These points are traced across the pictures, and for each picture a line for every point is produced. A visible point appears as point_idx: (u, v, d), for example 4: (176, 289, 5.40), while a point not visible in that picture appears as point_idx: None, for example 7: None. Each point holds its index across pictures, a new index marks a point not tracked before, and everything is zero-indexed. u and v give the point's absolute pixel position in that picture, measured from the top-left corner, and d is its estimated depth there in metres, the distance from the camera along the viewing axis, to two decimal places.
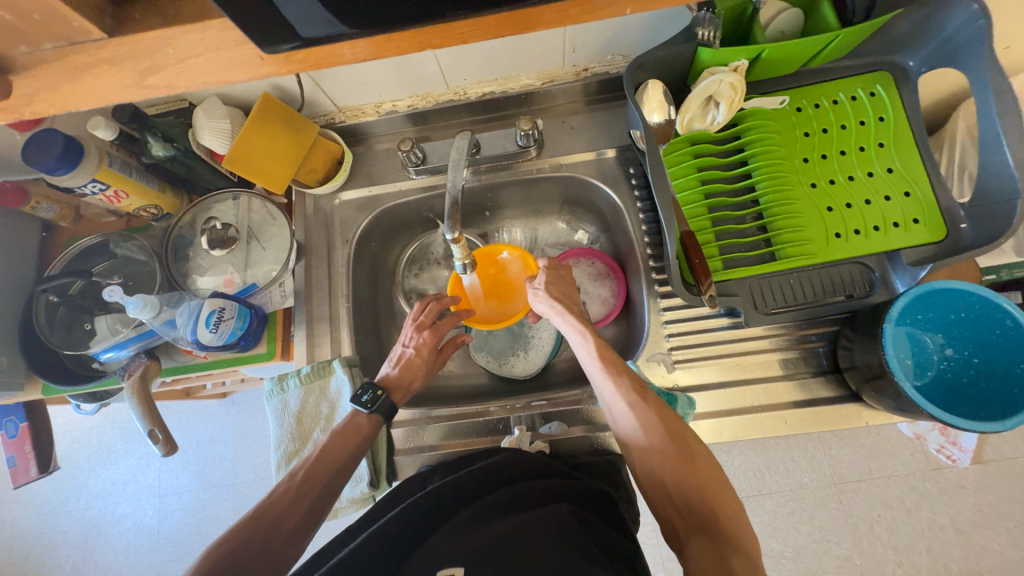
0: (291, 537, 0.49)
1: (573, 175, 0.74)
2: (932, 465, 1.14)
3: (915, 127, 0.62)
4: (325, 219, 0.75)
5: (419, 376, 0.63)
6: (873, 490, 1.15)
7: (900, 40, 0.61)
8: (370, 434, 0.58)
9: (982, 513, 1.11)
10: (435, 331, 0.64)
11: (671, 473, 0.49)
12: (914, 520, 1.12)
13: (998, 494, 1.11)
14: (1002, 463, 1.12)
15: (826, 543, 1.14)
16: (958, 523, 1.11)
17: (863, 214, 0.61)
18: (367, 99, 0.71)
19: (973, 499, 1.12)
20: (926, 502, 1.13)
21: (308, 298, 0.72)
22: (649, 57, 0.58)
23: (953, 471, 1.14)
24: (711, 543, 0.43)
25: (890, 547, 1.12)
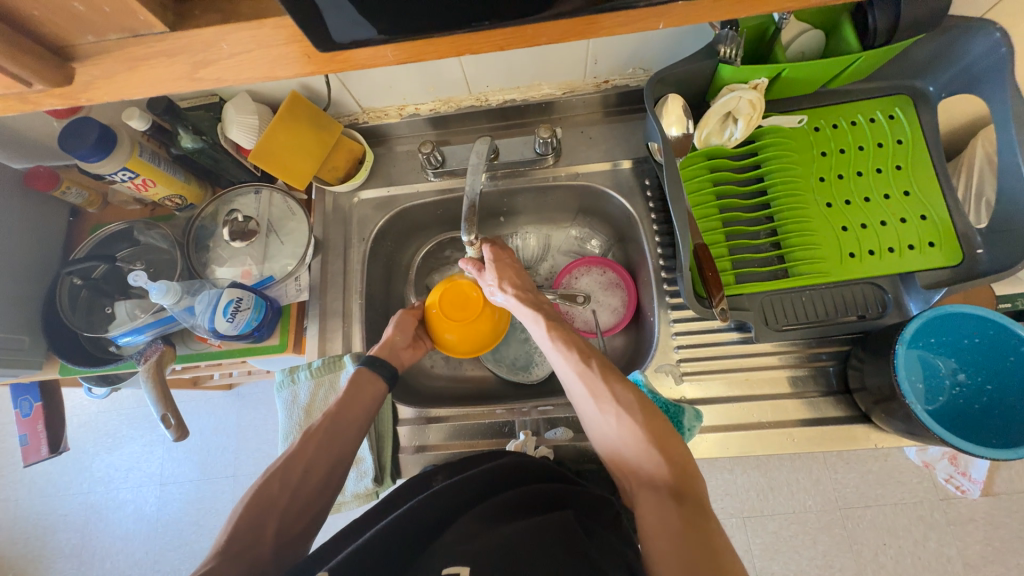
0: (315, 490, 0.53)
1: (589, 184, 0.75)
2: (941, 494, 1.12)
3: (934, 152, 0.62)
4: (343, 217, 0.76)
5: (401, 336, 0.66)
6: (879, 517, 1.13)
7: (923, 66, 0.61)
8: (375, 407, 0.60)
9: (992, 548, 1.09)
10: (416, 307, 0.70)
11: (633, 450, 0.50)
12: (921, 551, 1.10)
13: (1009, 528, 1.09)
14: (1014, 497, 1.10)
15: (829, 569, 1.12)
16: (966, 556, 1.09)
17: (879, 235, 0.61)
18: (390, 101, 0.73)
19: (982, 532, 1.10)
20: (933, 533, 1.11)
21: (322, 293, 0.73)
22: (670, 72, 0.59)
23: (962, 502, 1.11)
24: (658, 502, 0.46)
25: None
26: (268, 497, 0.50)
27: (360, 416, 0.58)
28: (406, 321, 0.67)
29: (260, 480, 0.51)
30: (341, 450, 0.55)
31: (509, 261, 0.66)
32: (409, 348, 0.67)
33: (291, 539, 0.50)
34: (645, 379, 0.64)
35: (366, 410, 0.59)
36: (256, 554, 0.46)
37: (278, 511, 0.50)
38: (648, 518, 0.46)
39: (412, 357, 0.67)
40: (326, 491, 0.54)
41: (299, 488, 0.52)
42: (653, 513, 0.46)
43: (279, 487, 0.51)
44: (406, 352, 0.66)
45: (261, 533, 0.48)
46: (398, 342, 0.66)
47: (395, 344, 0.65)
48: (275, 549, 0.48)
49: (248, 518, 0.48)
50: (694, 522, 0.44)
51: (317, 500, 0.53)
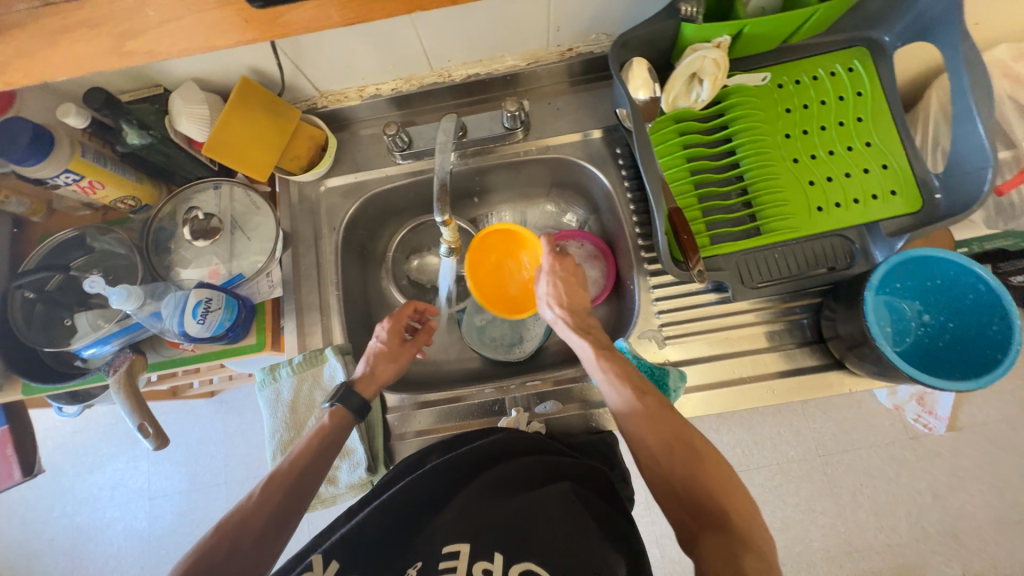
0: (267, 530, 0.50)
1: (560, 156, 0.74)
2: (910, 433, 1.19)
3: (891, 102, 0.64)
4: (311, 207, 0.73)
5: (384, 361, 0.64)
6: (856, 460, 1.20)
7: (878, 15, 0.62)
8: (339, 438, 0.58)
9: (957, 478, 1.17)
10: (395, 318, 0.67)
11: (688, 486, 0.50)
12: (894, 487, 1.17)
13: (971, 458, 1.17)
14: (974, 429, 1.18)
15: (812, 512, 1.19)
16: (934, 488, 1.17)
17: (844, 187, 0.62)
18: (349, 83, 0.70)
19: (947, 464, 1.17)
20: (904, 469, 1.18)
21: (296, 287, 0.70)
22: (633, 35, 0.58)
23: (929, 439, 1.19)
24: (721, 542, 0.46)
25: (872, 513, 1.17)
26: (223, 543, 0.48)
27: (321, 452, 0.56)
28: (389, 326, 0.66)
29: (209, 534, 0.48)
30: (300, 487, 0.53)
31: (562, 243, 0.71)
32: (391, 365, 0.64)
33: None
34: (629, 346, 0.65)
35: (341, 426, 0.58)
36: (237, 563, 0.47)
37: (268, 514, 0.50)
38: (711, 558, 0.45)
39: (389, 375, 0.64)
40: (279, 530, 0.51)
41: (252, 528, 0.49)
42: (713, 551, 0.45)
43: (233, 533, 0.48)
44: (390, 364, 0.64)
45: (243, 540, 0.48)
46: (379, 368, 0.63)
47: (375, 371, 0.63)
48: None
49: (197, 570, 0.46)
50: (738, 547, 0.45)
51: (271, 541, 0.50)
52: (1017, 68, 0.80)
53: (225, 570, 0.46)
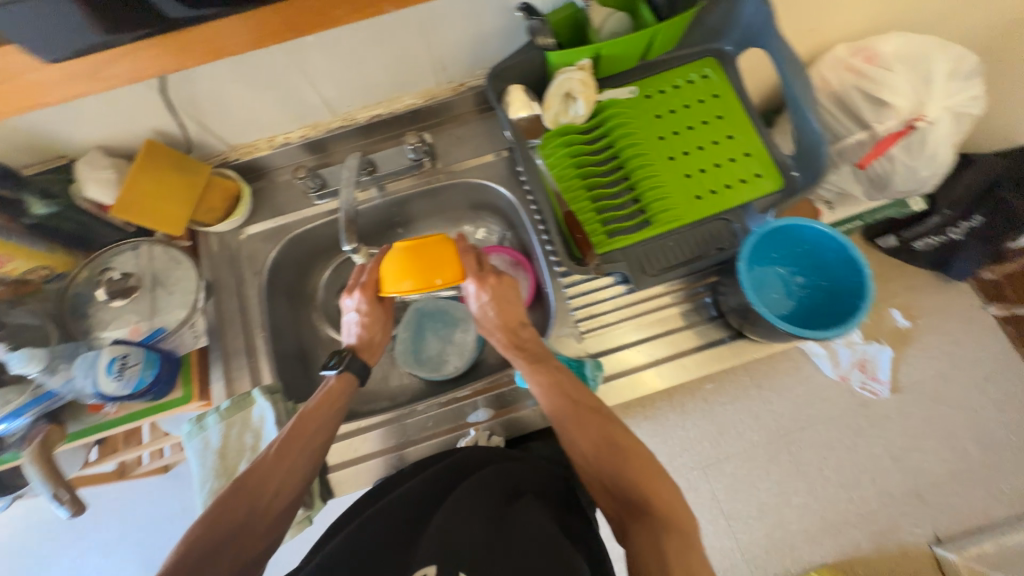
0: (279, 492, 0.55)
1: (467, 179, 0.80)
2: (860, 402, 1.22)
3: (742, 100, 0.73)
4: (231, 255, 0.75)
5: (379, 329, 0.66)
6: (816, 436, 1.21)
7: (717, 30, 0.71)
8: (346, 400, 0.62)
9: (911, 438, 1.20)
10: (371, 289, 0.64)
11: (625, 484, 0.53)
12: (856, 456, 1.20)
13: (919, 417, 1.21)
14: (915, 389, 1.22)
15: (785, 494, 1.19)
16: (892, 450, 1.19)
17: (714, 175, 0.70)
18: (257, 134, 0.74)
19: (899, 427, 1.20)
20: (861, 437, 1.20)
21: (222, 334, 0.71)
22: (503, 67, 0.65)
23: (878, 404, 1.22)
24: (648, 532, 0.50)
25: (840, 485, 1.19)
26: (234, 515, 0.52)
27: (321, 421, 0.59)
28: (368, 299, 0.64)
29: (220, 500, 0.53)
30: (305, 452, 0.58)
31: (465, 254, 0.62)
32: (386, 326, 0.67)
33: (256, 558, 0.52)
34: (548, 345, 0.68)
35: (346, 392, 0.63)
36: (249, 526, 0.52)
37: (281, 474, 0.56)
38: (642, 545, 0.49)
39: (387, 332, 0.68)
40: (291, 491, 0.56)
41: (264, 492, 0.54)
42: (642, 542, 0.49)
43: (244, 502, 0.53)
44: (382, 327, 0.67)
45: (259, 497, 0.54)
46: (376, 335, 0.67)
47: (375, 339, 0.67)
48: (253, 550, 0.52)
49: (212, 540, 0.50)
50: (660, 537, 0.49)
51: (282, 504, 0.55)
52: (854, 62, 0.93)
53: (245, 532, 0.52)
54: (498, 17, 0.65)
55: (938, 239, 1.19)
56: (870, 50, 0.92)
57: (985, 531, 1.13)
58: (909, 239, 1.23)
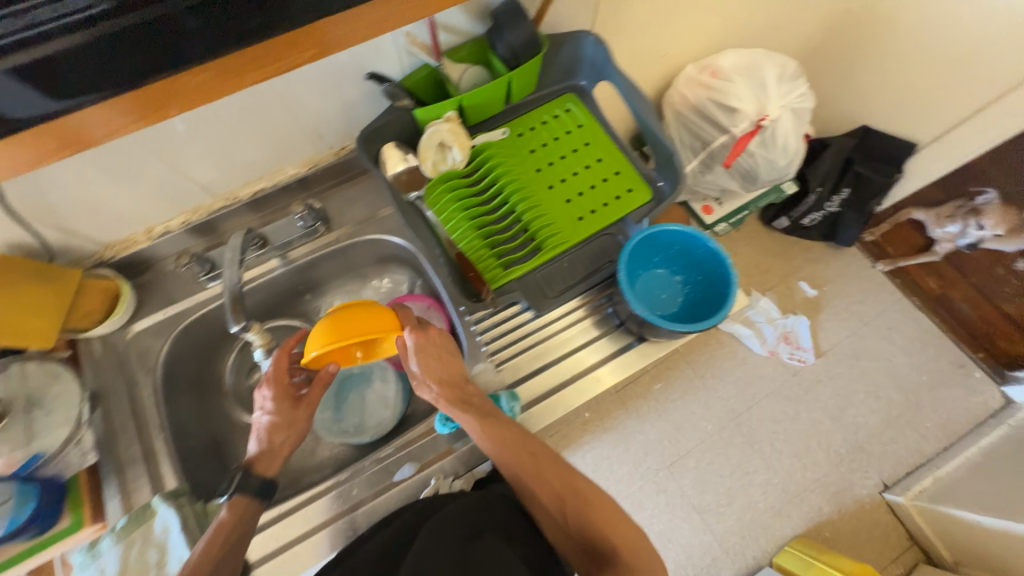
0: None
1: (365, 237, 0.81)
2: (792, 371, 1.28)
3: (604, 126, 0.80)
4: (118, 357, 0.70)
5: (280, 433, 0.62)
6: (762, 412, 1.25)
7: (569, 69, 0.79)
8: (251, 521, 0.57)
9: (843, 396, 1.26)
10: (275, 383, 0.62)
11: (586, 532, 0.55)
12: (800, 424, 1.23)
13: (846, 374, 1.27)
14: (837, 350, 1.30)
15: (747, 476, 1.19)
16: (829, 411, 1.24)
17: (592, 196, 0.76)
18: (133, 228, 0.72)
19: (831, 387, 1.26)
20: (801, 405, 1.25)
21: (114, 446, 0.65)
22: (370, 130, 0.68)
23: (808, 369, 1.28)
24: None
25: (794, 455, 1.21)
26: None
27: (230, 541, 0.54)
28: (273, 394, 0.62)
29: None
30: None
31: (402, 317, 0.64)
32: (290, 431, 0.62)
33: None
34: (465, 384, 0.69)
35: (245, 517, 0.57)
36: None
37: None
38: None
39: (291, 441, 0.63)
40: None
41: None
42: None
43: None
44: (284, 433, 0.62)
45: None
46: (276, 443, 0.62)
47: (273, 446, 0.62)
48: None
49: None
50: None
51: None
52: (702, 78, 1.05)
53: None
54: (359, 85, 0.68)
55: (820, 213, 1.31)
56: (712, 66, 1.04)
57: (923, 468, 1.18)
58: (798, 218, 1.33)
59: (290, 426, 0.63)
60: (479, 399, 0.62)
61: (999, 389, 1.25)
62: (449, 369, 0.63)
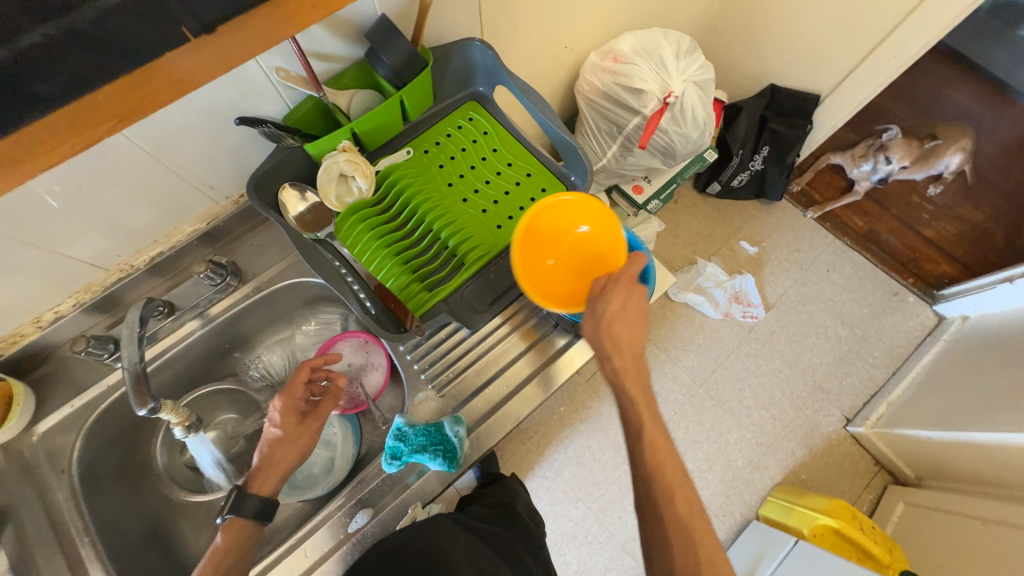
0: None
1: (285, 283, 0.78)
2: (748, 328, 1.32)
3: (510, 129, 0.79)
4: (24, 466, 0.64)
5: (283, 445, 0.60)
6: (727, 372, 1.28)
7: (463, 78, 0.77)
8: (252, 540, 0.57)
9: (796, 342, 1.31)
10: (290, 393, 0.62)
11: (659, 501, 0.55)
12: (763, 376, 1.28)
13: (795, 322, 1.33)
14: (784, 301, 1.35)
15: (723, 437, 1.23)
16: (786, 359, 1.30)
17: (507, 203, 0.75)
18: (15, 321, 0.64)
19: (784, 337, 1.32)
20: (761, 358, 1.30)
21: (33, 565, 0.59)
22: (261, 175, 0.64)
23: (761, 324, 1.33)
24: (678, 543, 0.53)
25: (762, 408, 1.25)
26: None
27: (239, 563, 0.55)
28: (283, 403, 0.61)
29: None
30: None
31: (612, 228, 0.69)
32: (291, 447, 0.61)
33: None
34: (407, 417, 0.67)
35: (241, 538, 0.56)
36: None
37: None
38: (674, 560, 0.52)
39: (291, 459, 0.60)
40: None
41: None
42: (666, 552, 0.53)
43: None
44: (285, 449, 0.60)
45: None
46: (276, 458, 0.60)
47: (272, 461, 0.60)
48: None
49: None
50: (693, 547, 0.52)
51: None
52: (606, 65, 1.06)
53: None
54: (239, 129, 0.64)
55: (746, 173, 1.35)
56: (613, 52, 1.05)
57: (878, 396, 1.24)
58: (727, 182, 1.37)
59: (294, 439, 0.61)
60: (643, 381, 0.58)
61: (933, 309, 1.33)
62: (632, 339, 0.57)
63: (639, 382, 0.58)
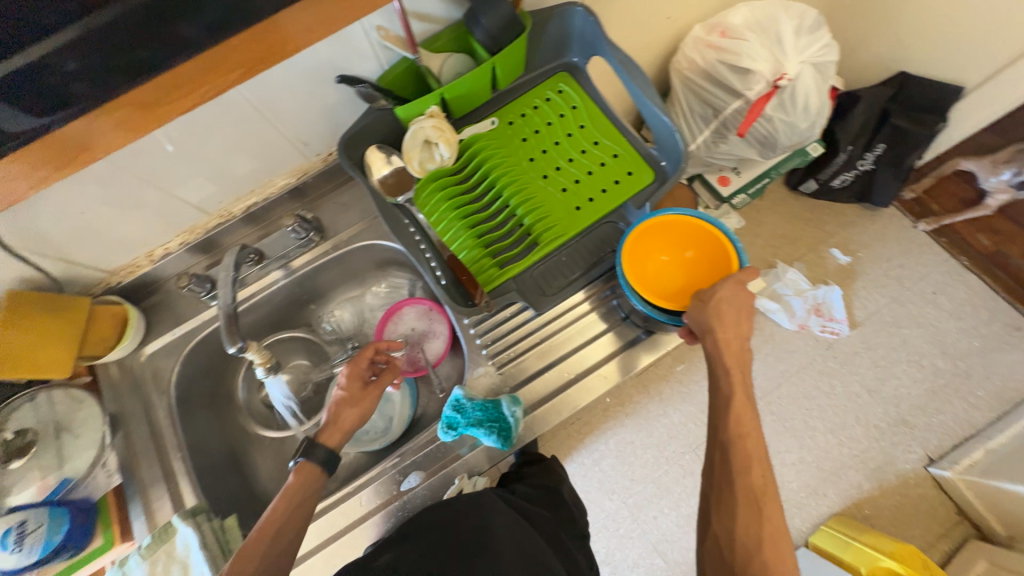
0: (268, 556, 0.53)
1: (364, 243, 0.80)
2: (825, 344, 1.14)
3: (600, 105, 0.75)
4: (134, 381, 0.73)
5: (347, 408, 0.64)
6: (794, 388, 1.12)
7: (558, 46, 0.73)
8: (322, 479, 0.60)
9: (881, 367, 1.12)
10: (354, 363, 0.66)
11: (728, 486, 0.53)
12: (835, 399, 1.11)
13: (885, 345, 1.14)
14: (874, 320, 1.15)
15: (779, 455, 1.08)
16: (865, 383, 1.11)
17: (590, 183, 0.71)
18: (133, 253, 0.72)
19: (868, 359, 1.13)
20: (836, 379, 1.12)
21: (137, 468, 0.68)
22: (351, 134, 0.65)
23: (842, 342, 1.15)
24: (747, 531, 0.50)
25: (830, 432, 1.09)
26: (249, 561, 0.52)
27: (312, 493, 0.59)
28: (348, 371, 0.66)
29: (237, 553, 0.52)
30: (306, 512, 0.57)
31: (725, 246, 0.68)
32: (355, 410, 0.65)
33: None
34: (466, 389, 0.68)
35: (313, 479, 0.59)
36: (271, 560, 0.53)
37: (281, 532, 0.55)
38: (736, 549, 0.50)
39: (355, 420, 0.64)
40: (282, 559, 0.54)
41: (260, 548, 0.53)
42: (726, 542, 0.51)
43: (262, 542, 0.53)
44: (350, 411, 0.64)
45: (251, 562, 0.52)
46: (342, 418, 0.64)
47: (338, 420, 0.63)
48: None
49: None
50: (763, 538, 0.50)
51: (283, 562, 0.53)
52: (710, 39, 0.95)
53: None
54: (334, 88, 0.65)
55: (853, 172, 1.16)
56: (722, 25, 0.95)
57: (975, 438, 1.05)
58: (827, 180, 1.19)
59: (358, 404, 0.65)
60: (744, 365, 0.59)
61: None
62: (740, 325, 0.60)
63: (737, 359, 0.59)
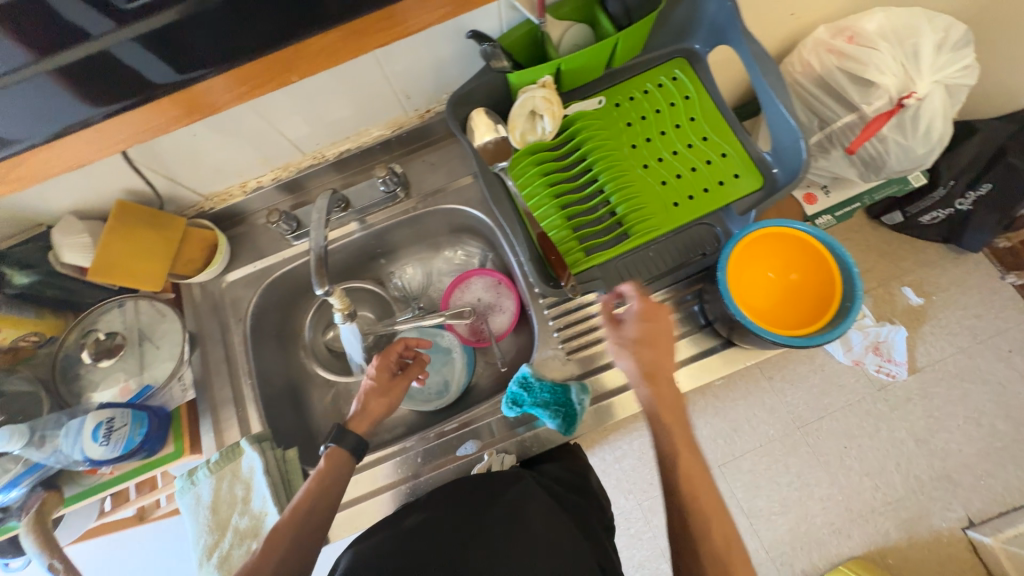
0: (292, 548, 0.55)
1: (448, 206, 0.80)
2: (877, 386, 1.01)
3: (716, 99, 0.70)
4: (214, 303, 0.76)
5: (378, 398, 0.66)
6: (836, 423, 0.99)
7: (683, 28, 0.68)
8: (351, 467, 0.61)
9: (932, 419, 0.99)
10: (385, 355, 0.67)
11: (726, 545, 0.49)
12: (877, 442, 0.98)
13: (940, 396, 1.00)
14: (935, 367, 1.02)
15: (807, 487, 0.97)
16: (915, 432, 0.99)
17: (693, 180, 0.68)
18: (229, 181, 0.74)
19: (920, 408, 1.00)
20: (881, 422, 0.99)
21: (210, 386, 0.72)
22: (462, 93, 0.63)
23: (897, 386, 1.01)
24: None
25: (865, 474, 0.97)
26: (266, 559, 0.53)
27: (338, 483, 0.60)
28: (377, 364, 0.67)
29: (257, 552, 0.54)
30: (331, 505, 0.59)
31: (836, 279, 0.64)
32: (385, 400, 0.66)
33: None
34: (533, 369, 0.67)
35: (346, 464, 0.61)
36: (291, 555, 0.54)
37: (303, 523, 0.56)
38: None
39: (387, 408, 0.66)
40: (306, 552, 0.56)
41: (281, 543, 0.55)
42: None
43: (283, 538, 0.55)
44: (381, 399, 0.66)
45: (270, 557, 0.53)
46: (371, 405, 0.65)
47: (366, 407, 0.65)
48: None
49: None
50: None
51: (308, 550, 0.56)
52: (835, 43, 0.88)
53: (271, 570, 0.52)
54: (454, 42, 0.63)
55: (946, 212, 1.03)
56: (851, 30, 0.88)
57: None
58: (915, 215, 1.05)
59: (386, 394, 0.67)
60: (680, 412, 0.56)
61: None
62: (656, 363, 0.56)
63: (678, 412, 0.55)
